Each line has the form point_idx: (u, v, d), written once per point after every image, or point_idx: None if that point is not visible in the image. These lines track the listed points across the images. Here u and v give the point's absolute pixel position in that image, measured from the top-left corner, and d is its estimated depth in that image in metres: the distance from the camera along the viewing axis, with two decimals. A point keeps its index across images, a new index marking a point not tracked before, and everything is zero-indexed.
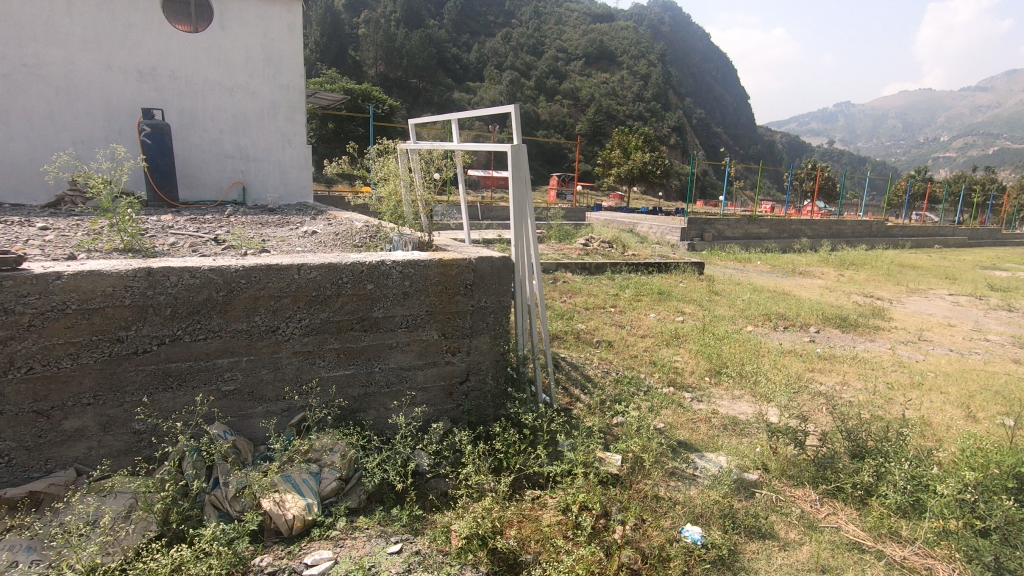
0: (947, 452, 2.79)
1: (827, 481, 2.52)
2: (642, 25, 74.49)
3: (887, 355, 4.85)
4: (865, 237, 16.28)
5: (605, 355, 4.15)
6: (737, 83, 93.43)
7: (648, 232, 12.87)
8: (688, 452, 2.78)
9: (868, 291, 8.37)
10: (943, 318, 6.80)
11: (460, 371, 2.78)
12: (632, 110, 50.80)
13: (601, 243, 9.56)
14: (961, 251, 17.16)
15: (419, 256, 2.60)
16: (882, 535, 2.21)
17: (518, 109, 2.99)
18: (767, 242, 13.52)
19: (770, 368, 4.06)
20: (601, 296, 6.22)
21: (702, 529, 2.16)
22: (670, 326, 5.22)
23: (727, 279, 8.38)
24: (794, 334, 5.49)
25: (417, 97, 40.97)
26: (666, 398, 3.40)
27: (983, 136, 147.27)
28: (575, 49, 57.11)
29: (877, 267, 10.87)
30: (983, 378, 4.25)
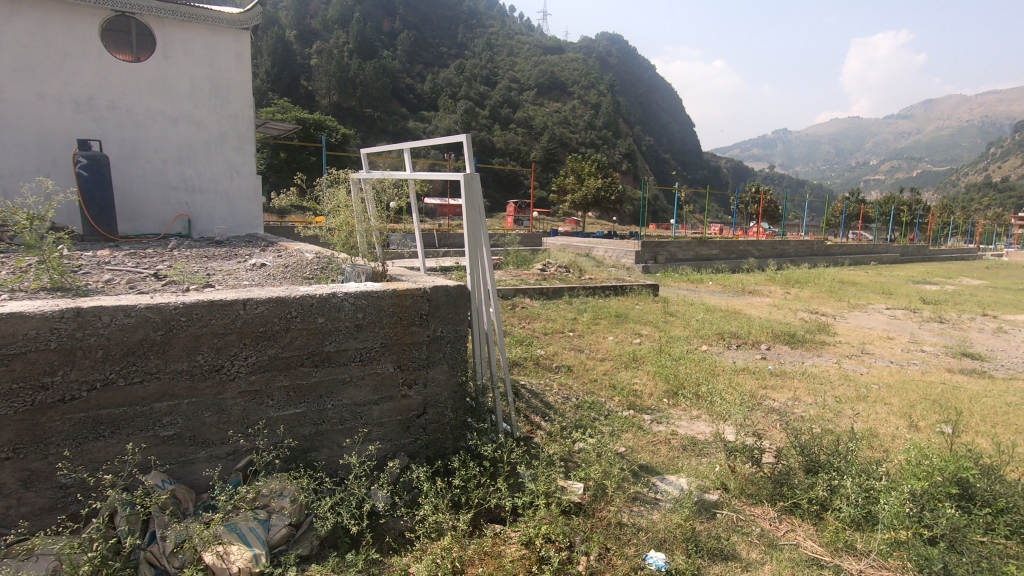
0: (894, 462, 2.89)
1: (784, 498, 2.55)
2: (591, 57, 77.13)
3: (834, 369, 5.04)
4: (807, 256, 17.12)
5: (564, 380, 4.14)
6: (682, 112, 97.88)
7: (604, 255, 13.09)
8: (649, 476, 2.77)
9: (813, 308, 8.75)
10: (882, 331, 7.16)
11: (416, 404, 2.71)
12: (583, 138, 52.34)
13: (558, 268, 9.68)
14: (894, 268, 18.22)
15: (372, 287, 2.55)
16: (839, 549, 2.23)
17: (469, 138, 3.00)
18: (716, 263, 13.97)
19: (724, 386, 4.14)
20: (559, 320, 6.26)
21: (666, 555, 2.13)
22: (628, 347, 5.28)
23: (681, 300, 8.60)
24: (746, 351, 5.65)
25: (372, 126, 40.97)
26: (625, 421, 3.41)
27: (906, 161, 158.57)
28: (528, 80, 58.54)
29: (820, 284, 11.42)
30: (923, 387, 4.46)
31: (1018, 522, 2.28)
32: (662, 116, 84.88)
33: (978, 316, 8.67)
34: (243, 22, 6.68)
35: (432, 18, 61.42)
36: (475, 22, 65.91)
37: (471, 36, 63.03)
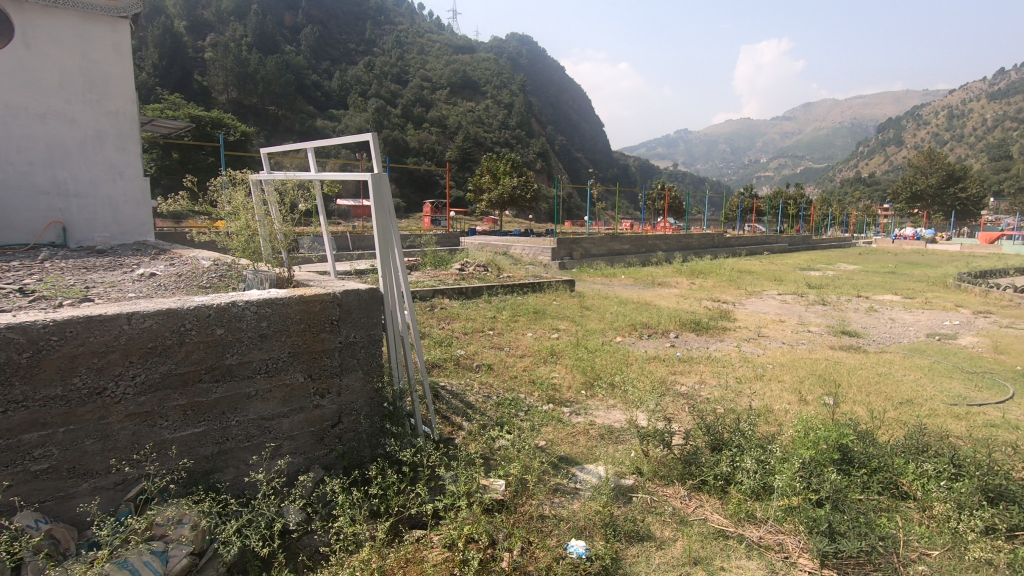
0: (786, 434, 3.16)
1: (693, 476, 2.71)
2: (503, 57, 77.79)
3: (735, 352, 5.42)
4: (709, 248, 18.30)
5: (485, 379, 4.15)
6: (591, 113, 101.31)
7: (521, 254, 13.26)
8: (569, 467, 2.84)
9: (715, 296, 9.38)
10: (775, 315, 7.80)
11: (330, 414, 2.61)
12: (497, 137, 52.74)
13: (476, 267, 9.69)
14: (784, 256, 19.91)
15: (276, 294, 2.42)
16: (742, 519, 2.39)
17: (376, 136, 2.93)
18: (628, 257, 14.59)
19: (637, 374, 4.35)
20: (479, 319, 6.27)
21: (586, 543, 2.19)
22: (547, 343, 5.39)
23: (596, 294, 8.90)
24: (657, 340, 5.95)
25: (276, 125, 38.87)
26: (544, 415, 3.49)
27: (790, 159, 173.81)
28: (440, 79, 57.97)
29: (722, 274, 12.25)
30: (810, 364, 4.92)
31: (888, 480, 2.57)
32: (572, 116, 87.20)
33: (853, 298, 9.68)
34: (121, 9, 6.13)
35: (337, 14, 59.28)
36: (383, 19, 64.24)
37: (380, 33, 61.52)
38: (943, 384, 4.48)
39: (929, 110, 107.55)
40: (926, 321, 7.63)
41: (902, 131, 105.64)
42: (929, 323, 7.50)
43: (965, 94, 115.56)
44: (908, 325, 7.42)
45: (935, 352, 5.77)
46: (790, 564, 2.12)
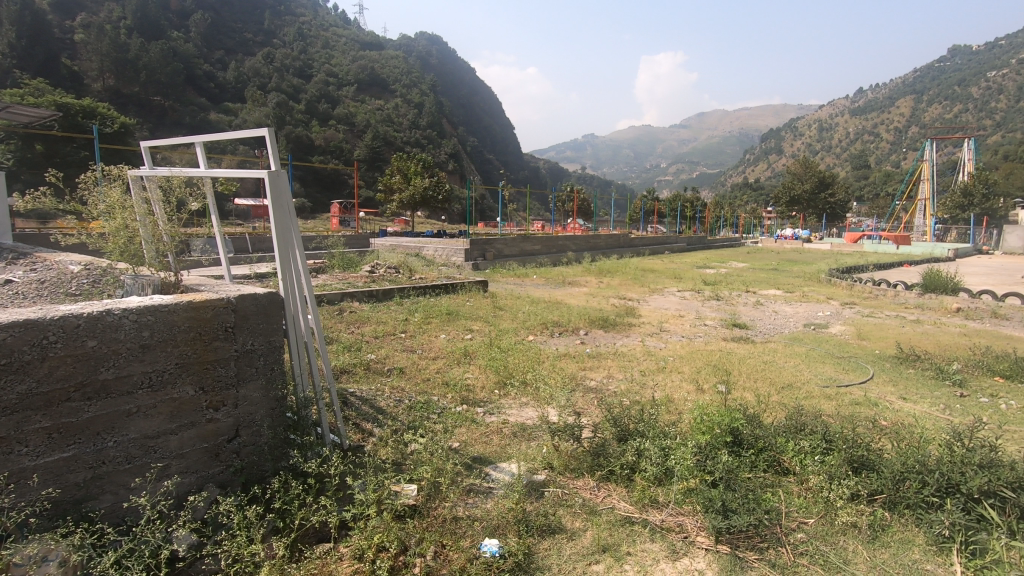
0: (685, 421, 3.38)
1: (601, 467, 2.81)
2: (412, 56, 76.64)
3: (639, 346, 5.70)
4: (615, 248, 19.12)
5: (397, 383, 4.06)
6: (502, 115, 102.49)
7: (434, 255, 13.13)
8: (482, 466, 2.84)
9: (622, 294, 9.81)
10: (676, 311, 8.29)
11: (225, 428, 2.42)
12: (408, 137, 51.87)
13: (387, 269, 9.47)
14: (682, 255, 21.26)
15: (160, 300, 2.22)
16: (645, 505, 2.51)
17: (273, 132, 2.77)
18: (539, 258, 14.89)
19: (548, 372, 4.45)
20: (390, 322, 6.13)
21: (499, 541, 2.20)
22: (461, 344, 5.37)
23: (508, 294, 9.00)
24: (568, 338, 6.13)
25: (162, 117, 35.64)
26: (457, 416, 3.48)
27: (687, 165, 185.83)
28: (347, 75, 55.96)
29: (627, 273, 12.86)
30: (706, 355, 5.28)
31: (773, 458, 2.82)
32: (484, 118, 87.68)
33: (743, 293, 10.54)
34: None
35: None
36: (283, 9, 60.91)
37: (280, 23, 58.29)
38: (816, 369, 5.00)
39: (803, 122, 119.58)
40: (803, 313, 8.47)
41: (781, 141, 116.50)
42: (805, 314, 8.34)
43: (831, 110, 129.76)
44: (788, 316, 8.20)
45: (811, 340, 6.42)
46: (689, 543, 2.25)
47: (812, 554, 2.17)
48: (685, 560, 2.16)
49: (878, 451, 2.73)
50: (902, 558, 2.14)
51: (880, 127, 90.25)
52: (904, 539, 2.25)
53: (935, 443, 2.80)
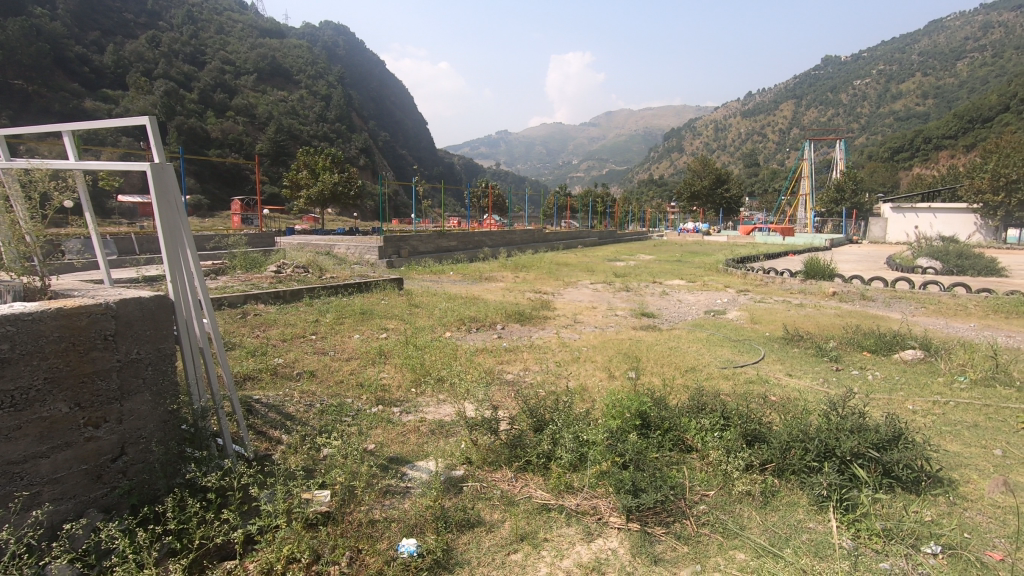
0: (597, 407, 3.51)
1: (518, 458, 2.86)
2: (317, 46, 73.28)
3: (554, 338, 5.84)
4: (531, 243, 19.44)
5: (307, 387, 3.88)
6: (414, 110, 100.70)
7: (346, 253, 12.69)
8: (399, 466, 2.79)
9: (537, 288, 10.01)
10: (588, 302, 8.57)
11: (109, 446, 2.20)
12: (314, 130, 49.58)
13: (295, 269, 9.01)
14: (594, 249, 22.01)
15: (24, 307, 1.96)
16: (561, 491, 2.58)
17: (155, 120, 2.54)
18: (456, 254, 14.79)
19: (465, 367, 4.46)
20: (299, 324, 5.85)
21: (417, 540, 2.17)
22: (375, 343, 5.24)
23: (424, 291, 8.87)
24: (485, 332, 6.16)
25: (25, 103, 31.50)
26: (372, 417, 3.39)
27: (596, 162, 192.24)
28: (245, 63, 52.44)
29: (542, 267, 13.12)
30: (617, 344, 5.50)
31: (679, 437, 3.00)
32: (395, 112, 85.69)
33: (650, 283, 11.11)
34: None
35: None
36: None
37: None
38: (716, 352, 5.36)
39: (700, 123, 127.89)
40: (703, 301, 9.07)
41: (681, 141, 123.61)
42: (706, 302, 8.93)
43: (724, 112, 139.48)
44: (691, 304, 8.75)
45: (711, 326, 6.88)
46: (603, 525, 2.35)
47: (713, 523, 2.34)
48: (599, 541, 2.24)
49: (768, 424, 2.99)
50: (789, 519, 2.36)
51: (766, 129, 98.50)
52: (790, 502, 2.49)
53: (816, 414, 3.09)
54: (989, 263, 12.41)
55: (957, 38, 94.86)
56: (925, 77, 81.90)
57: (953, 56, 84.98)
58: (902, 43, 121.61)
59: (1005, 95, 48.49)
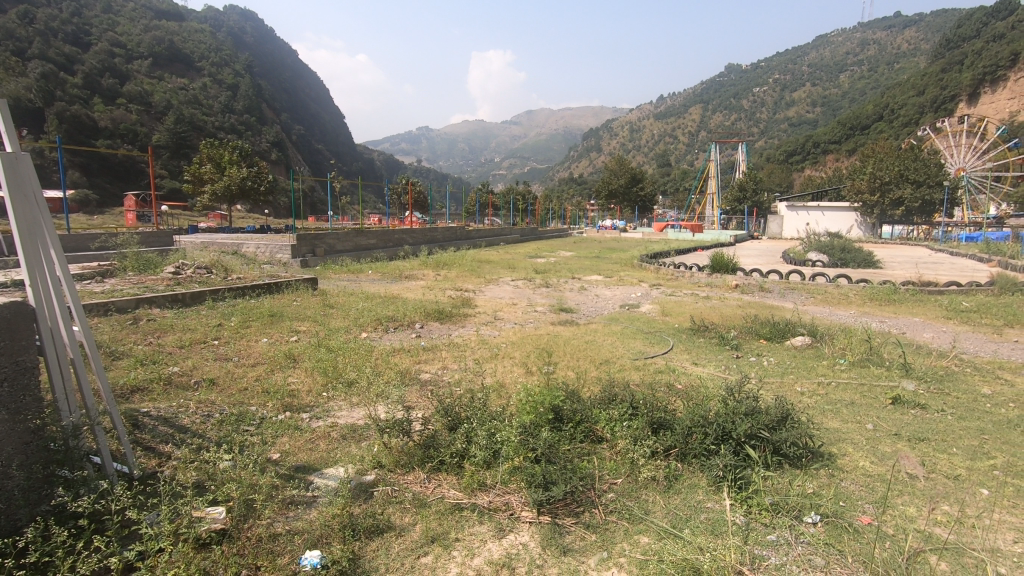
0: (511, 403, 3.53)
1: (431, 458, 2.81)
2: (221, 31, 68.73)
3: (474, 336, 5.80)
4: (453, 240, 19.30)
5: (205, 396, 3.61)
6: (331, 102, 97.00)
7: (255, 253, 12.00)
8: (305, 474, 2.67)
9: (459, 286, 9.95)
10: (509, 299, 8.61)
11: None
12: (220, 122, 46.51)
13: (196, 269, 8.38)
14: (516, 246, 22.24)
15: None
16: (473, 489, 2.56)
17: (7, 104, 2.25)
18: (375, 252, 14.38)
19: (379, 368, 4.35)
20: (200, 329, 5.44)
21: (322, 550, 2.07)
22: (284, 347, 5.00)
23: (341, 290, 8.55)
24: (402, 332, 6.03)
25: None
26: (278, 424, 3.22)
27: (519, 161, 194.29)
28: (137, 46, 48.14)
29: (464, 265, 13.05)
30: (535, 340, 5.57)
31: (590, 429, 3.08)
32: (310, 104, 82.13)
33: (569, 280, 11.35)
34: None
35: None
36: None
37: None
38: (629, 344, 5.57)
39: (617, 123, 132.77)
40: (619, 295, 9.41)
41: (599, 140, 127.69)
42: (622, 297, 9.24)
43: (638, 114, 145.66)
44: (607, 299, 9.03)
45: (625, 320, 7.16)
46: (514, 520, 2.36)
47: (620, 510, 2.43)
48: (510, 536, 2.26)
49: (672, 410, 3.14)
50: (689, 501, 2.49)
51: (677, 131, 103.96)
52: (691, 484, 2.63)
53: (715, 399, 3.27)
54: (867, 256, 13.80)
55: (840, 52, 104.60)
56: (814, 87, 89.73)
57: (837, 68, 93.72)
58: (794, 54, 132.61)
59: (879, 105, 54.16)
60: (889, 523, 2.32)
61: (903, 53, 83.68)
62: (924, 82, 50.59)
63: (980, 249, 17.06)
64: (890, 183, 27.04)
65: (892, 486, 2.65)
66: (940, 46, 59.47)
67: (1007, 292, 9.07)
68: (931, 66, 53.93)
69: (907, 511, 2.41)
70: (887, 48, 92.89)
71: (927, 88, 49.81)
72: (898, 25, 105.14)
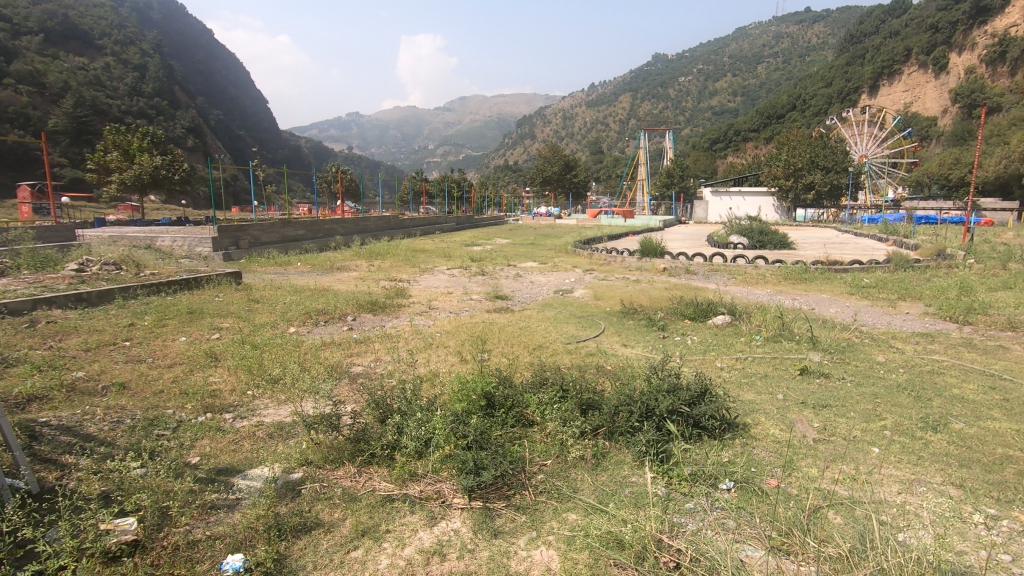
0: (445, 392, 3.53)
1: (362, 452, 2.77)
2: (124, 6, 63.26)
3: (408, 327, 5.74)
4: (387, 229, 18.88)
5: (115, 401, 3.38)
6: (252, 86, 91.90)
7: (171, 246, 11.25)
8: (229, 477, 2.56)
9: (393, 276, 9.77)
10: (445, 288, 8.56)
11: None
12: (127, 105, 43.02)
13: (103, 266, 7.75)
14: (452, 234, 22.07)
15: None
16: (405, 480, 2.55)
17: None
18: (304, 243, 13.82)
19: (308, 363, 4.21)
20: (108, 330, 5.04)
21: (245, 553, 2.00)
22: (204, 345, 4.74)
23: (267, 284, 8.19)
24: (333, 325, 5.85)
25: None
26: (198, 427, 3.07)
27: (454, 147, 192.46)
28: (25, 20, 43.51)
29: (398, 254, 12.81)
30: (470, 328, 5.57)
31: (521, 413, 3.13)
32: (229, 87, 77.37)
33: (505, 267, 11.39)
34: None
35: None
36: None
37: None
38: (562, 329, 5.69)
39: (550, 111, 134.04)
40: (554, 281, 9.57)
41: (533, 127, 128.46)
42: (556, 282, 9.40)
43: (571, 101, 147.47)
44: (542, 285, 9.14)
45: (558, 305, 7.30)
46: (447, 507, 2.38)
47: (550, 490, 2.50)
48: (442, 523, 2.28)
49: (600, 391, 3.24)
50: (616, 476, 2.60)
51: (608, 118, 106.25)
52: (617, 461, 2.75)
53: (640, 378, 3.40)
54: (783, 238, 14.70)
55: (757, 44, 110.13)
56: (734, 78, 94.14)
57: (754, 60, 98.74)
58: (716, 45, 138.29)
59: (792, 96, 57.61)
60: (794, 484, 2.52)
61: (813, 46, 89.21)
62: (831, 75, 54.24)
63: (879, 230, 18.62)
64: (803, 169, 28.95)
65: (798, 450, 2.87)
66: (844, 40, 63.82)
67: (900, 269, 9.95)
68: (837, 59, 57.72)
69: (809, 472, 2.63)
70: (799, 41, 98.50)
71: (834, 80, 53.44)
72: (808, 20, 111.93)
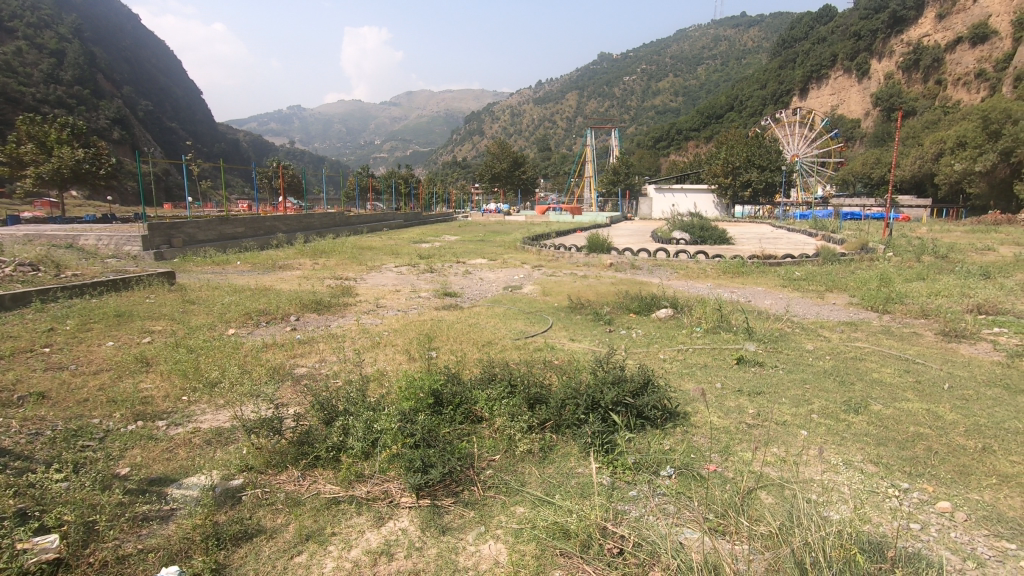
0: (392, 391, 3.49)
1: (306, 454, 2.71)
2: None
3: (355, 326, 5.62)
4: (332, 226, 18.39)
5: (34, 412, 3.15)
6: (184, 76, 87.20)
7: (96, 246, 10.54)
8: (162, 487, 2.45)
9: (338, 274, 9.54)
10: (392, 286, 8.42)
11: None
12: (43, 93, 39.89)
13: (18, 267, 7.17)
14: (399, 231, 21.73)
15: None
16: (351, 481, 2.51)
17: None
18: (243, 241, 13.25)
19: (249, 366, 4.06)
20: (24, 335, 4.68)
21: (181, 565, 1.92)
22: (134, 349, 4.48)
23: (203, 284, 7.81)
24: (276, 326, 5.67)
25: None
26: (127, 436, 2.91)
27: (401, 143, 189.44)
28: None
29: (343, 252, 12.49)
30: (418, 326, 5.52)
31: (469, 410, 3.14)
32: (159, 76, 73.13)
33: (454, 264, 11.32)
34: None
35: None
36: None
37: None
38: (511, 325, 5.74)
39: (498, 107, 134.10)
40: (502, 278, 9.60)
41: (482, 123, 128.14)
42: (505, 279, 9.43)
43: (519, 98, 147.98)
44: (491, 282, 9.15)
45: (507, 301, 7.33)
46: (394, 506, 2.37)
47: (497, 484, 2.53)
48: (389, 523, 2.26)
49: (547, 385, 3.29)
50: (562, 468, 2.65)
51: (556, 116, 107.35)
52: (564, 453, 2.80)
53: (586, 371, 3.48)
54: (722, 233, 15.29)
55: (697, 46, 114.06)
56: (676, 78, 97.11)
57: (694, 61, 102.22)
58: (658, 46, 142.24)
59: (730, 97, 60.02)
60: (729, 469, 2.64)
61: (748, 50, 93.20)
62: (765, 77, 56.82)
63: (809, 225, 19.67)
64: (740, 167, 30.24)
65: (733, 436, 3.02)
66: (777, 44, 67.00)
67: (828, 262, 10.57)
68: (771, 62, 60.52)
69: (744, 457, 2.77)
70: (736, 44, 102.62)
71: (767, 83, 56.06)
72: (744, 24, 116.81)
